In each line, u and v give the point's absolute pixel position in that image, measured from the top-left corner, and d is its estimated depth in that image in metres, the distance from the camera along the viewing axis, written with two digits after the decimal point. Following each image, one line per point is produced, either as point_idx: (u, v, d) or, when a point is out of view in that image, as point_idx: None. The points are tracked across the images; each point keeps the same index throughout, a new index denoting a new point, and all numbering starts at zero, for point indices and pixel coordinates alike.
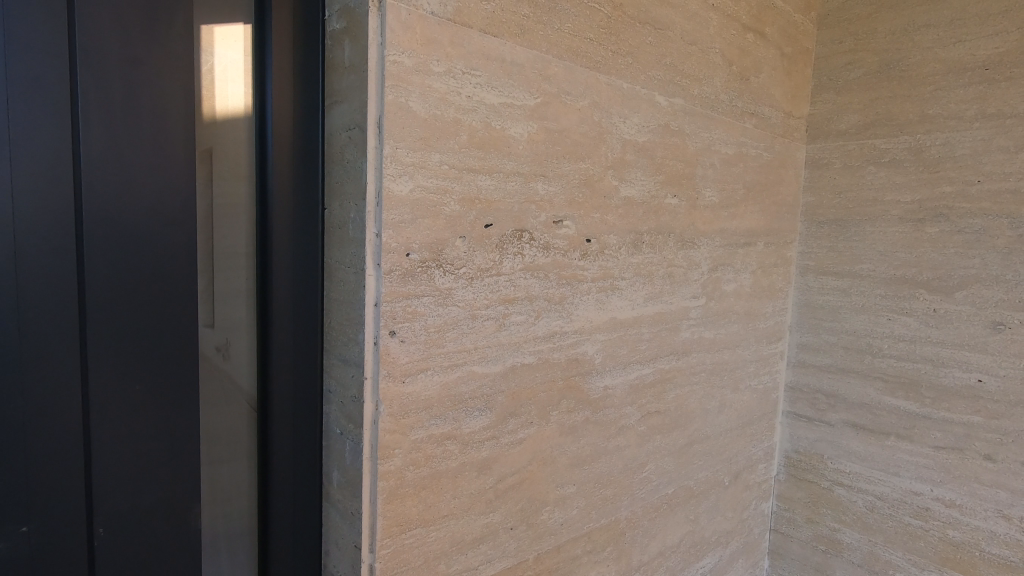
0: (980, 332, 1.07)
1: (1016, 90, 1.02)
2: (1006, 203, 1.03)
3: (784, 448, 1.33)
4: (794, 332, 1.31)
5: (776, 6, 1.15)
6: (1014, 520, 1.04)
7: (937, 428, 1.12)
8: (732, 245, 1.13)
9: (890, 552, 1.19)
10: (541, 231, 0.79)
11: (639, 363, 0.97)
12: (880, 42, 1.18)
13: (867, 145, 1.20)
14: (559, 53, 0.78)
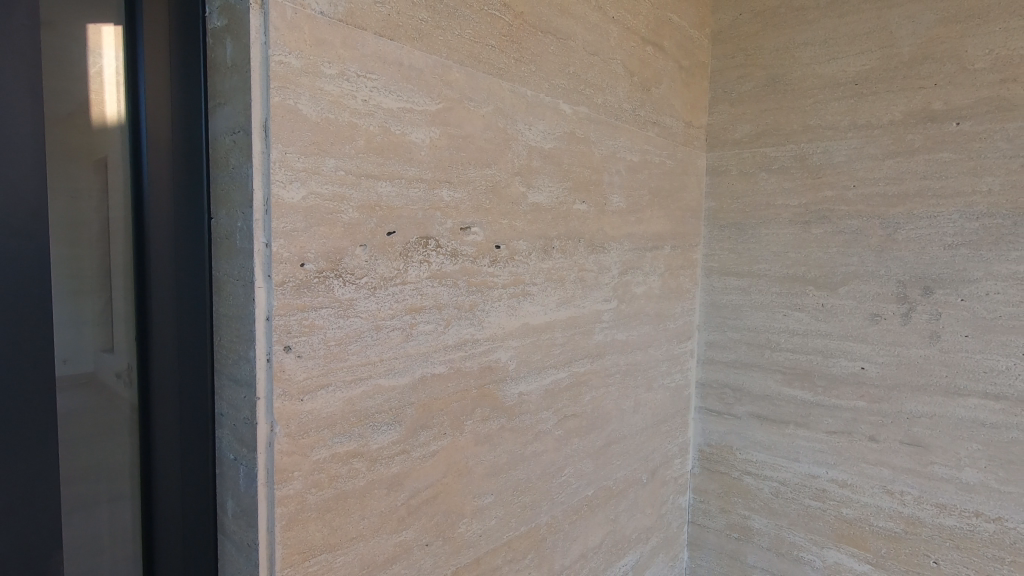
0: (861, 323, 1.16)
1: (880, 104, 1.13)
2: (877, 205, 1.14)
3: (697, 442, 1.40)
4: (702, 330, 1.38)
5: (673, 21, 1.21)
6: (896, 494, 1.14)
7: (829, 414, 1.21)
8: (640, 248, 1.17)
9: (794, 534, 1.26)
10: (447, 238, 0.77)
11: (554, 367, 0.98)
12: (766, 58, 1.27)
13: (759, 153, 1.29)
14: (460, 59, 0.77)
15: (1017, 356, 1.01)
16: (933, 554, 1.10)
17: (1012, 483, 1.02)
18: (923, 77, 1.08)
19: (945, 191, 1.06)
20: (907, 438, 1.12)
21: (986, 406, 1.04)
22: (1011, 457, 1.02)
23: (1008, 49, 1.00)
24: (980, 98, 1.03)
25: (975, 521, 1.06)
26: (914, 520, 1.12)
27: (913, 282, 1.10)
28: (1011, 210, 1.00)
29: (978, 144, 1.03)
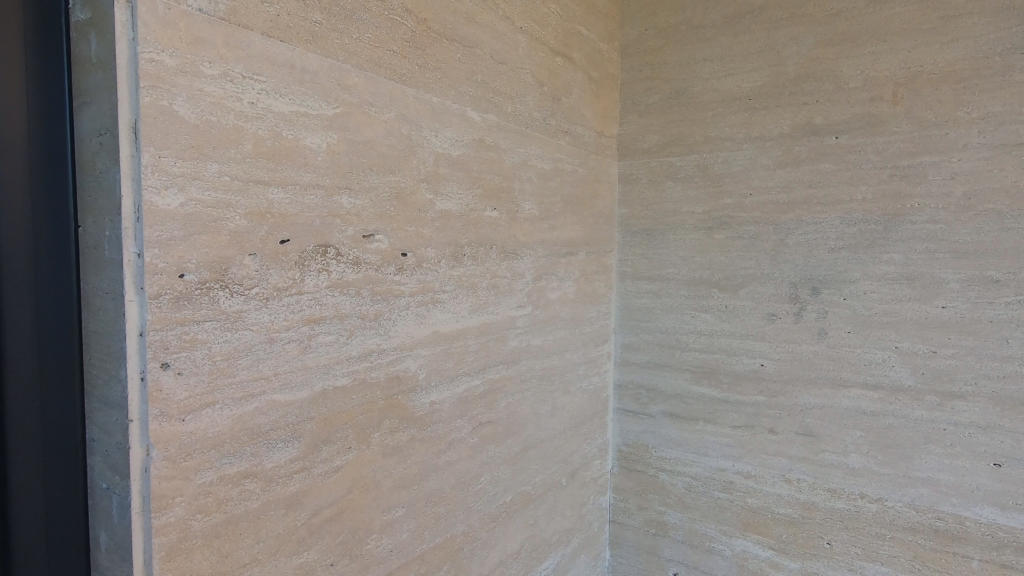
0: (759, 323, 1.24)
1: (771, 118, 1.21)
2: (770, 212, 1.22)
3: (616, 442, 1.44)
4: (618, 333, 1.42)
5: (581, 33, 1.25)
6: (793, 482, 1.21)
7: (734, 409, 1.27)
8: (553, 255, 1.19)
9: (705, 526, 1.32)
10: (348, 246, 0.75)
11: (467, 375, 0.97)
12: (670, 72, 1.34)
13: (666, 162, 1.35)
14: (359, 63, 0.76)
15: (890, 349, 1.10)
16: (826, 536, 1.18)
17: (889, 465, 1.11)
18: (807, 94, 1.17)
19: (827, 199, 1.15)
20: (801, 428, 1.20)
21: (866, 396, 1.13)
22: (888, 442, 1.11)
23: (876, 71, 1.10)
24: (854, 114, 1.12)
25: (860, 503, 1.15)
26: (809, 505, 1.20)
27: (803, 284, 1.19)
28: (882, 216, 1.10)
29: (854, 156, 1.13)
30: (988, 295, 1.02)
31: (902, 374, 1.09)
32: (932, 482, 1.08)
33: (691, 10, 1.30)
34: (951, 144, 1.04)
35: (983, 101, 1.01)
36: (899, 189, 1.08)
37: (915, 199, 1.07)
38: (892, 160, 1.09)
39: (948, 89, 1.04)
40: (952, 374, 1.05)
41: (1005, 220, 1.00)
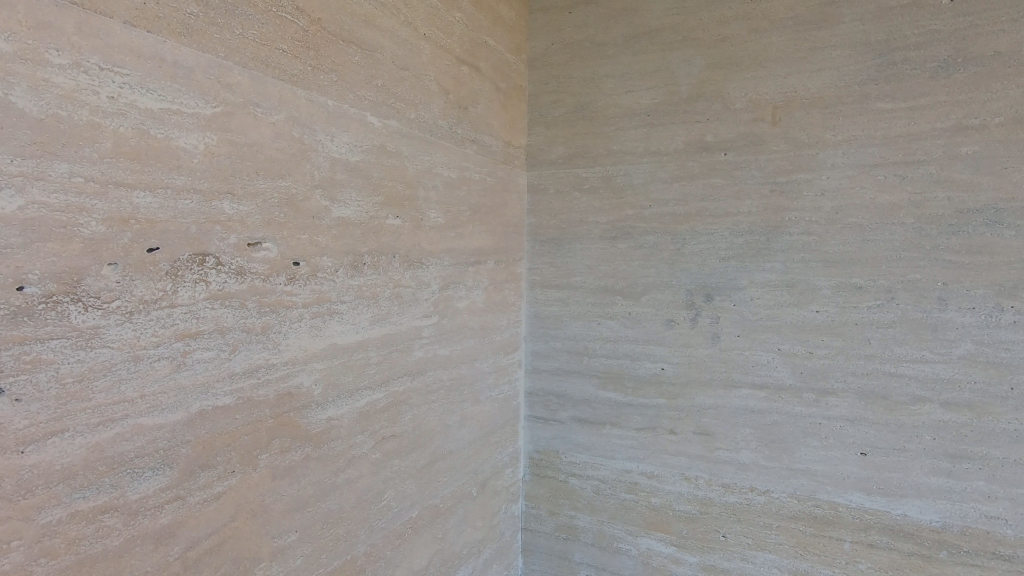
0: (659, 328, 1.30)
1: (667, 134, 1.28)
2: (668, 223, 1.28)
3: (528, 450, 1.45)
4: (528, 341, 1.45)
5: (488, 44, 1.26)
6: (692, 479, 1.28)
7: (637, 412, 1.32)
8: (461, 263, 1.18)
9: (613, 527, 1.36)
10: (230, 255, 0.70)
11: (369, 388, 0.94)
12: (576, 86, 1.38)
13: (572, 174, 1.39)
14: (242, 61, 0.71)
15: (773, 350, 1.19)
16: (721, 529, 1.25)
17: (774, 459, 1.19)
18: (698, 112, 1.25)
19: (718, 212, 1.23)
20: (698, 428, 1.27)
21: (754, 394, 1.21)
22: (773, 437, 1.20)
23: (757, 94, 1.20)
24: (740, 132, 1.21)
25: (750, 496, 1.22)
26: (706, 501, 1.26)
27: (697, 291, 1.26)
28: (765, 228, 1.19)
29: (740, 172, 1.21)
30: (853, 300, 1.12)
31: (783, 374, 1.18)
32: (811, 472, 1.16)
33: (594, 28, 1.36)
34: (820, 163, 1.14)
35: (846, 125, 1.12)
36: (778, 203, 1.18)
37: (792, 212, 1.16)
38: (772, 176, 1.18)
39: (818, 113, 1.14)
40: (826, 372, 1.14)
41: (866, 232, 1.11)
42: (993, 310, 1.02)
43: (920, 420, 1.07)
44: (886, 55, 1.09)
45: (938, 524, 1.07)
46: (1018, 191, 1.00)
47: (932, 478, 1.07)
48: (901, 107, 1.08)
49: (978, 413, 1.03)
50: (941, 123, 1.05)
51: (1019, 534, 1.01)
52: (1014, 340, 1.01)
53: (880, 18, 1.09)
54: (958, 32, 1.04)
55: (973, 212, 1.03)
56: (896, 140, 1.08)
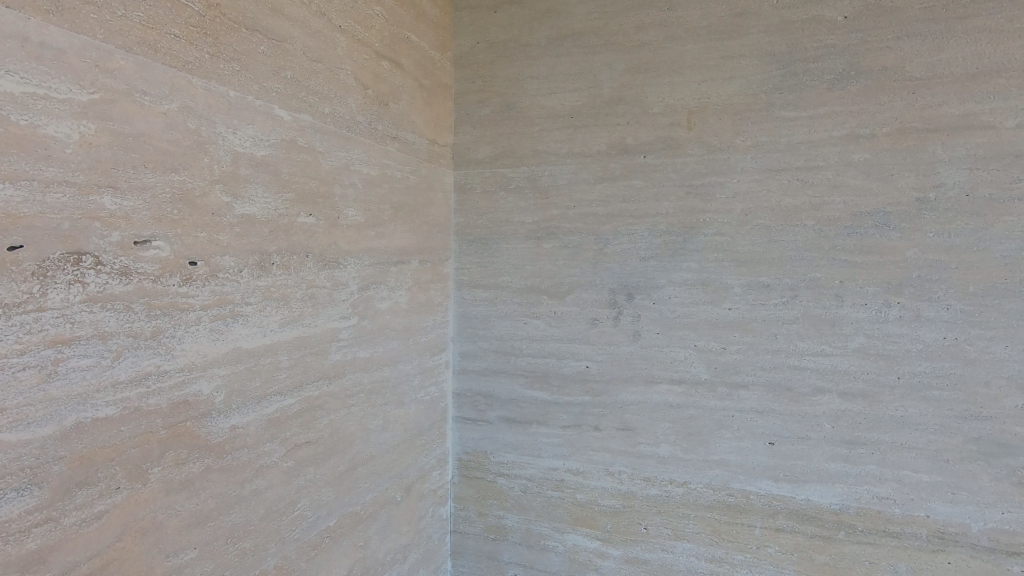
0: (584, 327, 1.32)
1: (589, 136, 1.30)
2: (591, 223, 1.30)
3: (456, 451, 1.44)
4: (456, 342, 1.44)
5: (410, 40, 1.24)
6: (616, 474, 1.30)
7: (563, 410, 1.34)
8: (382, 263, 1.15)
9: (540, 525, 1.37)
10: (112, 255, 0.65)
11: (279, 394, 0.90)
12: (501, 86, 1.38)
13: (498, 174, 1.39)
14: (125, 45, 0.66)
15: (690, 347, 1.23)
16: (643, 521, 1.28)
17: (691, 451, 1.24)
18: (619, 115, 1.28)
19: (638, 213, 1.27)
20: (620, 423, 1.29)
21: (672, 390, 1.25)
22: (690, 431, 1.24)
23: (674, 99, 1.24)
24: (657, 136, 1.25)
25: (669, 488, 1.26)
26: (629, 495, 1.29)
27: (619, 290, 1.29)
28: (681, 229, 1.23)
29: (658, 174, 1.25)
30: (761, 298, 1.18)
31: (699, 369, 1.23)
32: (724, 463, 1.22)
33: (518, 28, 1.37)
34: (731, 167, 1.19)
35: (754, 131, 1.18)
36: (693, 205, 1.22)
37: (706, 214, 1.21)
38: (688, 179, 1.23)
39: (729, 119, 1.19)
40: (737, 367, 1.20)
41: (772, 233, 1.17)
42: (883, 305, 1.10)
43: (820, 409, 1.14)
44: (789, 66, 1.15)
45: (836, 506, 1.14)
46: (903, 195, 1.08)
47: (831, 463, 1.14)
48: (802, 115, 1.14)
49: (870, 401, 1.11)
50: (837, 131, 1.12)
51: (906, 513, 1.10)
52: (900, 334, 1.09)
53: (783, 31, 1.15)
54: (851, 47, 1.11)
55: (865, 215, 1.11)
56: (798, 147, 1.15)
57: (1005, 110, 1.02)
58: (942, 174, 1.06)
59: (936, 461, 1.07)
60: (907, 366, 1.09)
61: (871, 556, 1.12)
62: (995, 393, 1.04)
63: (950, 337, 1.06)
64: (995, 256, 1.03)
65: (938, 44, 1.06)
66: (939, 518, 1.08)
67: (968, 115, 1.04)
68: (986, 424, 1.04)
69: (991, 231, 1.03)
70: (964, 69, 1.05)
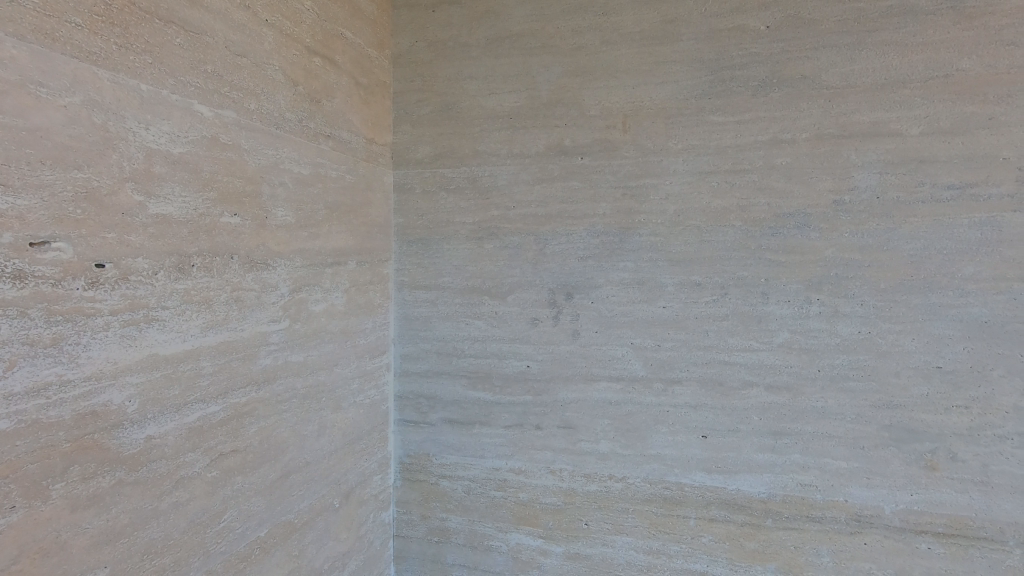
0: (525, 327, 1.33)
1: (529, 137, 1.31)
2: (531, 224, 1.31)
3: (398, 455, 1.43)
4: (398, 344, 1.42)
5: (345, 36, 1.22)
6: (557, 472, 1.32)
7: (505, 410, 1.34)
8: (316, 265, 1.12)
9: (484, 526, 1.37)
10: (6, 257, 0.61)
11: (202, 401, 0.86)
12: (441, 86, 1.38)
13: (438, 174, 1.38)
14: (19, 33, 0.62)
15: (627, 345, 1.26)
16: (584, 517, 1.30)
17: (629, 446, 1.27)
18: (557, 117, 1.29)
19: (576, 214, 1.28)
20: (561, 422, 1.31)
21: (611, 387, 1.27)
22: (628, 427, 1.27)
23: (609, 102, 1.26)
24: (594, 138, 1.27)
25: (608, 483, 1.29)
26: (570, 492, 1.31)
27: (559, 289, 1.30)
28: (618, 230, 1.26)
29: (595, 175, 1.27)
30: (693, 296, 1.22)
31: (636, 366, 1.26)
32: (660, 457, 1.25)
33: (457, 28, 1.36)
34: (664, 169, 1.23)
35: (685, 135, 1.21)
36: (629, 207, 1.25)
37: (641, 215, 1.24)
38: (623, 180, 1.25)
39: (661, 123, 1.23)
40: (671, 363, 1.24)
41: (703, 233, 1.21)
42: (804, 302, 1.16)
43: (749, 403, 1.19)
44: (716, 73, 1.20)
45: (764, 495, 1.19)
46: (821, 198, 1.14)
47: (759, 454, 1.19)
48: (729, 120, 1.19)
49: (794, 394, 1.17)
50: (761, 136, 1.17)
51: (827, 498, 1.16)
52: (820, 328, 1.15)
53: (712, 38, 1.20)
54: (773, 56, 1.16)
55: (787, 216, 1.16)
56: (726, 150, 1.19)
57: (911, 118, 1.10)
58: (855, 177, 1.12)
59: (853, 448, 1.14)
60: (827, 359, 1.15)
61: (796, 541, 1.17)
62: (904, 383, 1.11)
63: (864, 331, 1.13)
64: (903, 255, 1.10)
65: (851, 55, 1.12)
66: (856, 502, 1.14)
67: (879, 123, 1.11)
68: (897, 412, 1.11)
69: (899, 231, 1.10)
70: (874, 79, 1.11)
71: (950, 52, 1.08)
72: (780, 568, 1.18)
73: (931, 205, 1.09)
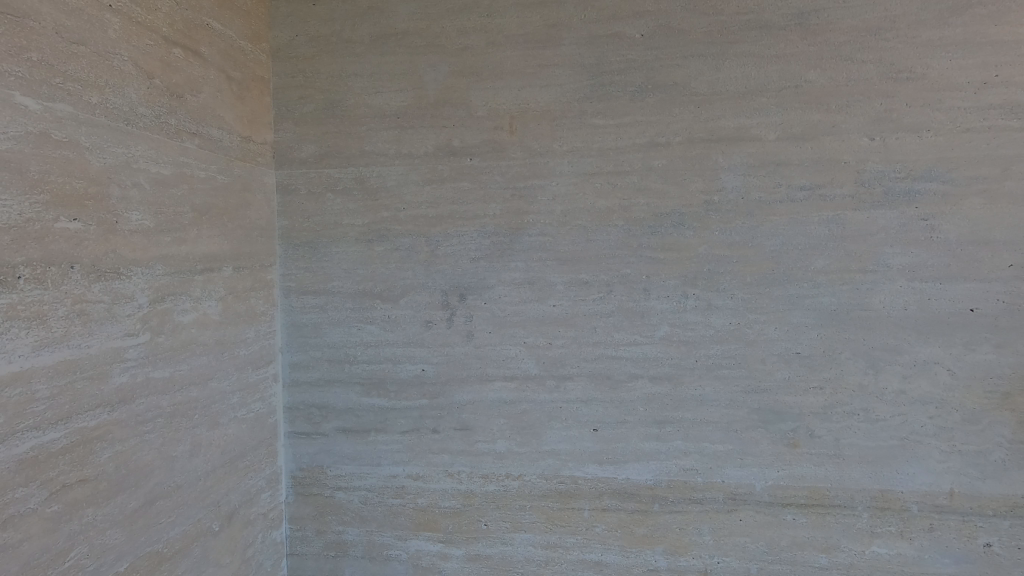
0: (418, 329, 1.31)
1: (417, 137, 1.29)
2: (422, 225, 1.30)
3: (290, 469, 1.36)
4: (285, 353, 1.35)
5: (212, 27, 1.14)
6: (455, 475, 1.31)
7: (400, 415, 1.32)
8: (182, 272, 1.04)
9: (383, 535, 1.34)
10: None
11: (36, 429, 0.78)
12: (324, 82, 1.32)
13: (324, 174, 1.33)
14: None
15: (520, 344, 1.28)
16: (483, 517, 1.30)
17: (525, 444, 1.28)
18: (445, 117, 1.28)
19: (467, 215, 1.28)
20: (458, 424, 1.30)
21: (506, 386, 1.28)
22: (524, 425, 1.28)
23: (496, 104, 1.27)
24: (482, 139, 1.27)
25: (506, 482, 1.30)
26: (468, 494, 1.31)
27: (452, 291, 1.29)
28: (508, 230, 1.27)
29: (485, 176, 1.27)
30: (582, 294, 1.25)
31: (529, 364, 1.27)
32: (555, 452, 1.28)
33: (340, 23, 1.32)
34: (551, 170, 1.25)
35: (569, 137, 1.25)
36: (518, 207, 1.26)
37: (530, 215, 1.26)
38: (512, 181, 1.27)
39: (546, 125, 1.25)
40: (563, 360, 1.26)
41: (589, 233, 1.24)
42: (682, 297, 1.22)
43: (635, 394, 1.24)
44: (596, 77, 1.24)
45: (651, 481, 1.25)
46: (694, 198, 1.21)
47: (646, 443, 1.24)
48: (610, 123, 1.23)
49: (675, 383, 1.23)
50: (639, 139, 1.23)
51: (706, 480, 1.23)
52: (696, 321, 1.22)
53: (592, 44, 1.23)
54: (647, 63, 1.22)
55: (665, 216, 1.22)
56: (608, 152, 1.24)
57: (768, 124, 1.19)
58: (723, 179, 1.20)
59: (727, 432, 1.22)
60: (703, 349, 1.22)
61: (681, 523, 1.24)
62: (769, 368, 1.20)
63: (734, 322, 1.21)
64: (766, 251, 1.19)
65: (715, 65, 1.20)
66: (732, 481, 1.22)
67: (741, 128, 1.20)
68: (764, 396, 1.20)
69: (761, 229, 1.19)
70: (737, 88, 1.20)
71: (800, 64, 1.18)
72: (667, 550, 1.25)
73: (787, 204, 1.19)
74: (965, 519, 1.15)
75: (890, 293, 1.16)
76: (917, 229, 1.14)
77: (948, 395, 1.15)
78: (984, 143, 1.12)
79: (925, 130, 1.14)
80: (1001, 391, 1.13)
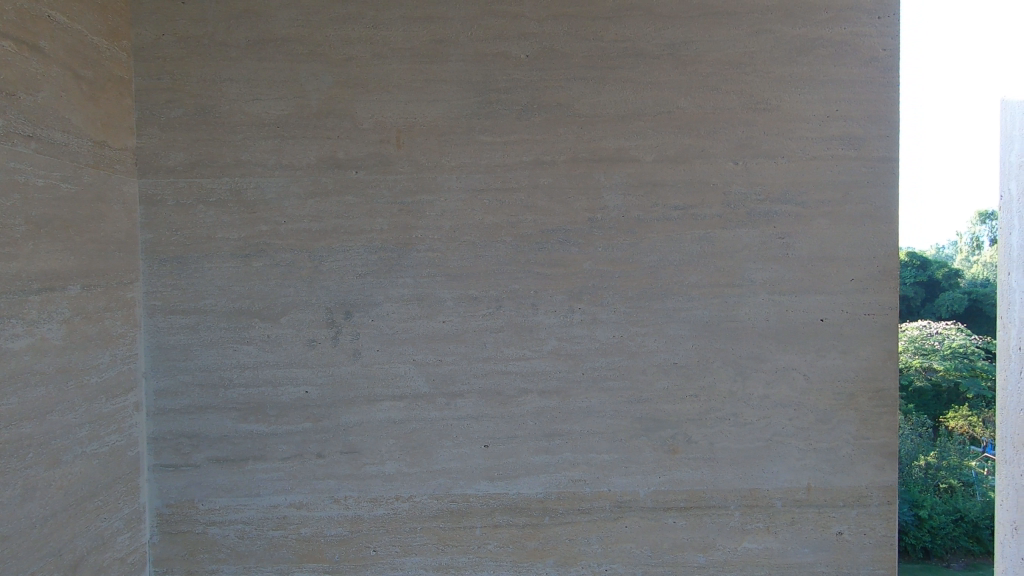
0: (301, 349, 1.24)
1: (298, 148, 1.24)
2: (304, 240, 1.24)
3: (154, 505, 1.24)
4: (149, 378, 1.24)
5: (57, 19, 1.02)
6: (342, 500, 1.25)
7: (281, 441, 1.24)
8: (13, 292, 0.92)
9: (262, 571, 1.25)
10: None
11: None
12: (194, 86, 1.23)
13: (194, 185, 1.23)
14: None
15: (409, 361, 1.25)
16: (371, 543, 1.25)
17: (415, 464, 1.25)
18: (328, 129, 1.24)
19: (352, 229, 1.24)
20: (344, 447, 1.25)
21: (394, 406, 1.25)
22: (413, 444, 1.25)
23: (382, 116, 1.24)
24: (368, 152, 1.24)
25: (396, 505, 1.25)
26: (356, 520, 1.25)
27: (337, 308, 1.24)
28: (395, 245, 1.24)
29: (371, 190, 1.24)
30: (471, 309, 1.25)
31: (419, 382, 1.25)
32: (445, 471, 1.25)
33: (212, 24, 1.24)
34: (439, 186, 1.24)
35: (457, 153, 1.24)
36: (406, 222, 1.24)
37: (418, 231, 1.24)
38: (399, 196, 1.24)
39: (434, 140, 1.24)
40: (453, 377, 1.25)
41: (477, 248, 1.24)
42: (569, 311, 1.25)
43: (525, 409, 1.25)
44: (484, 95, 1.25)
45: (542, 494, 1.26)
46: (579, 215, 1.25)
47: (536, 456, 1.26)
48: (497, 141, 1.25)
49: (564, 397, 1.25)
50: (526, 157, 1.25)
51: (594, 490, 1.26)
52: (583, 335, 1.25)
53: (478, 62, 1.24)
54: (533, 83, 1.25)
55: (551, 233, 1.25)
56: (495, 169, 1.25)
57: (645, 147, 1.25)
58: (605, 198, 1.25)
59: (613, 441, 1.26)
60: (589, 362, 1.25)
61: (570, 534, 1.26)
62: (650, 378, 1.26)
63: (618, 335, 1.25)
64: (645, 266, 1.25)
65: (597, 88, 1.25)
66: (617, 490, 1.26)
67: (621, 150, 1.25)
68: (645, 405, 1.26)
69: (640, 246, 1.25)
70: (616, 111, 1.25)
71: (673, 91, 1.25)
72: (558, 562, 1.27)
73: (664, 223, 1.25)
74: (822, 511, 1.26)
75: (754, 306, 1.25)
76: (776, 246, 1.25)
77: (804, 398, 1.26)
78: (829, 170, 1.24)
79: (781, 157, 1.25)
80: (847, 393, 1.25)
